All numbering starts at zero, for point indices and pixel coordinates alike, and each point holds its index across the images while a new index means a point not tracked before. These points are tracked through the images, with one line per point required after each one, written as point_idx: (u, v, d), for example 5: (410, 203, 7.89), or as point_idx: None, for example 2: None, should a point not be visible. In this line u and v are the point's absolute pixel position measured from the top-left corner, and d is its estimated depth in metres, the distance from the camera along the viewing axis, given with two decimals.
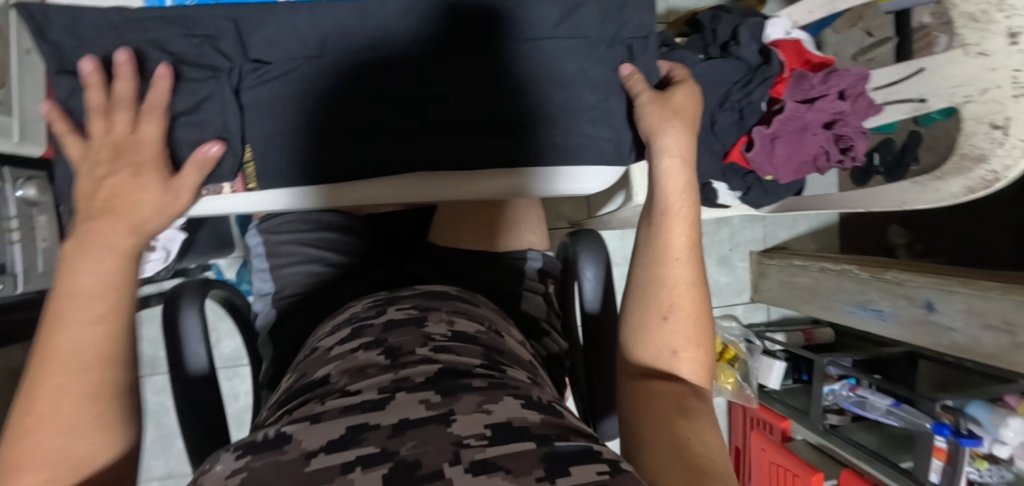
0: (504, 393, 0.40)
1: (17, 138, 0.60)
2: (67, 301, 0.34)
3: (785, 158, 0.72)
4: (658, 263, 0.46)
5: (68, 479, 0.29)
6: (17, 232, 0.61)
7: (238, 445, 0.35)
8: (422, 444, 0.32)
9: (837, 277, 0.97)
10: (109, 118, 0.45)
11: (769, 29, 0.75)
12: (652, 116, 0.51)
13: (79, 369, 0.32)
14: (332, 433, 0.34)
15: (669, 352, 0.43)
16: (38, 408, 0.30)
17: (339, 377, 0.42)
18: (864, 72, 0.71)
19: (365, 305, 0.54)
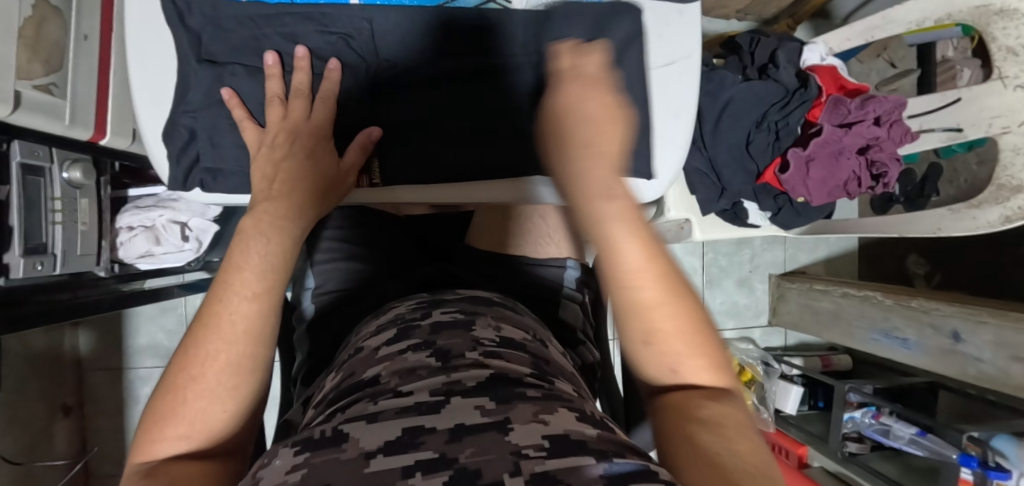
0: (559, 404, 0.34)
1: (68, 121, 0.60)
2: (231, 271, 0.37)
3: (819, 181, 0.72)
4: (616, 288, 0.37)
5: (200, 438, 0.33)
6: (61, 212, 0.61)
7: (296, 441, 0.30)
8: (482, 452, 0.26)
9: (859, 303, 0.97)
10: (286, 105, 0.48)
11: (806, 54, 0.76)
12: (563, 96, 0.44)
13: (230, 342, 0.34)
14: (389, 434, 0.29)
15: (668, 370, 0.37)
16: (192, 369, 0.33)
17: (390, 377, 0.37)
18: (901, 101, 0.71)
19: (409, 306, 0.51)
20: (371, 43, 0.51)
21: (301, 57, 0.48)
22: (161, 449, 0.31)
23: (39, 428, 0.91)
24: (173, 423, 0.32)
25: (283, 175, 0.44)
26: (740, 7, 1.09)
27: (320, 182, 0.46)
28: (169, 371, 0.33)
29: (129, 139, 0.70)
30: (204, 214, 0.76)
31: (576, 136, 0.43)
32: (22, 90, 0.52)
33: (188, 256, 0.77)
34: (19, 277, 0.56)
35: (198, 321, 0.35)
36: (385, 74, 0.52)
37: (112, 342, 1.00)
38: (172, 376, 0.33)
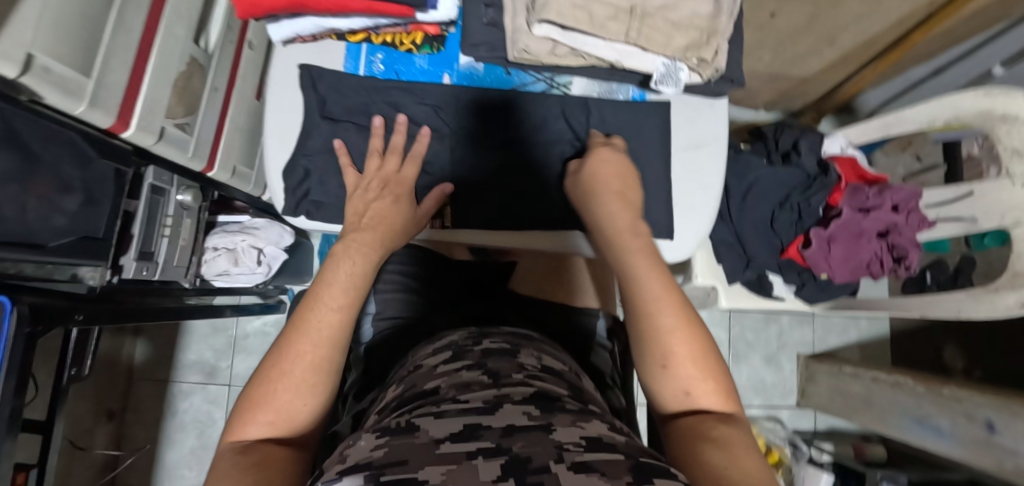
0: (594, 417, 0.39)
1: (190, 154, 0.71)
2: (320, 289, 0.45)
3: (840, 259, 0.77)
4: (640, 315, 0.43)
5: (282, 426, 0.39)
6: (169, 228, 0.72)
7: (374, 429, 0.38)
8: (532, 444, 0.32)
9: (891, 389, 0.97)
10: (382, 158, 0.56)
11: (826, 144, 0.84)
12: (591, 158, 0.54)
13: (314, 346, 0.41)
14: (453, 426, 0.36)
15: (681, 391, 0.41)
16: (284, 363, 0.40)
17: (447, 389, 0.43)
18: (916, 191, 0.76)
19: (461, 335, 0.57)
20: (453, 110, 0.59)
21: (401, 122, 0.56)
22: (251, 431, 0.38)
23: (84, 428, 0.98)
24: (263, 410, 0.39)
25: (377, 210, 0.52)
26: (769, 100, 1.21)
27: (403, 222, 0.53)
28: (263, 369, 0.41)
29: (229, 173, 0.82)
30: (279, 242, 0.89)
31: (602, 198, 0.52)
32: (166, 125, 0.65)
33: (258, 278, 0.89)
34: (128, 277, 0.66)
35: (290, 328, 0.42)
36: (457, 135, 0.59)
37: (166, 354, 1.08)
38: (265, 372, 0.40)
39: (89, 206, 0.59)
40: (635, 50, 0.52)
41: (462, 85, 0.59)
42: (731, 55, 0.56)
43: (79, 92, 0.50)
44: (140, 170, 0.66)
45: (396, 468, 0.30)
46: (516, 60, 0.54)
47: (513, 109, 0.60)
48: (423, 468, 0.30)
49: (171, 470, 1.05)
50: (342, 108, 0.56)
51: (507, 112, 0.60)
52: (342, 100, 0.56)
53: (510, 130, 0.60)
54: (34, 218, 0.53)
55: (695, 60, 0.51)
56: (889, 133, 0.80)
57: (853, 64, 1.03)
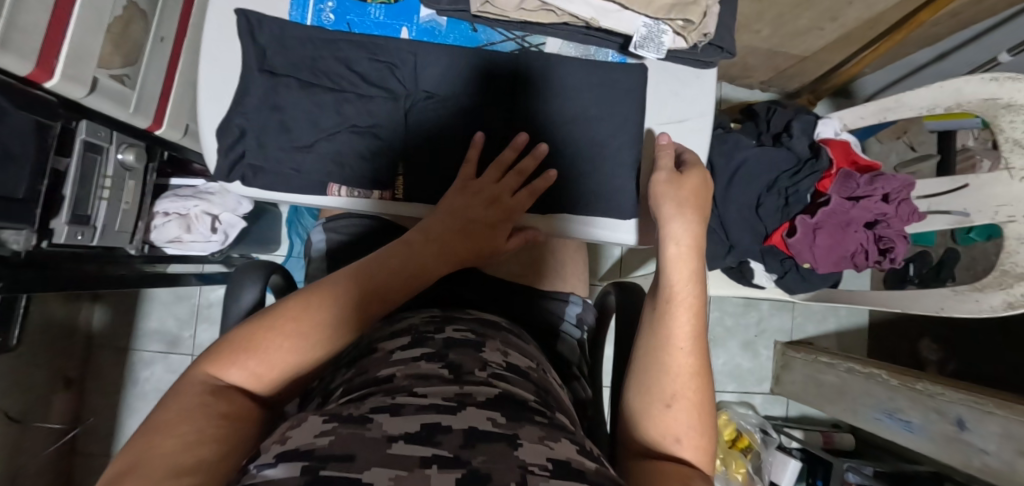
0: (563, 434, 0.36)
1: (133, 109, 0.66)
2: (358, 264, 0.43)
3: (826, 249, 0.74)
4: (663, 349, 0.42)
5: (257, 378, 0.37)
6: (109, 190, 0.66)
7: (323, 413, 0.34)
8: (493, 460, 0.29)
9: (865, 380, 0.95)
10: (498, 174, 0.50)
11: (820, 127, 0.79)
12: (665, 197, 0.48)
13: (331, 320, 0.39)
14: (410, 425, 0.32)
15: (672, 438, 0.39)
16: (295, 325, 0.38)
17: (403, 378, 0.39)
18: (909, 180, 0.73)
19: (421, 318, 0.52)
20: (412, 73, 0.51)
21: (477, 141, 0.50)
22: (231, 373, 0.37)
23: (39, 396, 0.93)
24: (252, 362, 0.37)
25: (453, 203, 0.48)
26: (764, 78, 1.16)
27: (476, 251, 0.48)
28: (267, 317, 0.38)
29: (180, 132, 0.75)
30: (236, 210, 0.81)
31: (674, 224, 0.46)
32: (99, 76, 0.59)
33: (214, 247, 0.82)
34: (60, 242, 0.61)
35: (310, 288, 0.41)
36: (411, 97, 0.51)
37: (125, 320, 1.04)
38: (267, 321, 0.38)
39: (8, 162, 0.53)
40: (613, 7, 0.46)
41: (420, 41, 0.51)
42: (722, 22, 0.51)
43: None
44: (71, 125, 0.60)
45: (339, 465, 0.27)
46: (481, 14, 0.48)
47: (471, 72, 0.51)
48: (369, 470, 0.27)
49: (131, 441, 1.02)
50: (288, 65, 0.50)
51: (466, 76, 0.51)
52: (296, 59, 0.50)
53: (463, 97, 0.51)
54: None
55: (680, 21, 0.46)
56: (886, 118, 0.75)
57: (854, 44, 0.97)
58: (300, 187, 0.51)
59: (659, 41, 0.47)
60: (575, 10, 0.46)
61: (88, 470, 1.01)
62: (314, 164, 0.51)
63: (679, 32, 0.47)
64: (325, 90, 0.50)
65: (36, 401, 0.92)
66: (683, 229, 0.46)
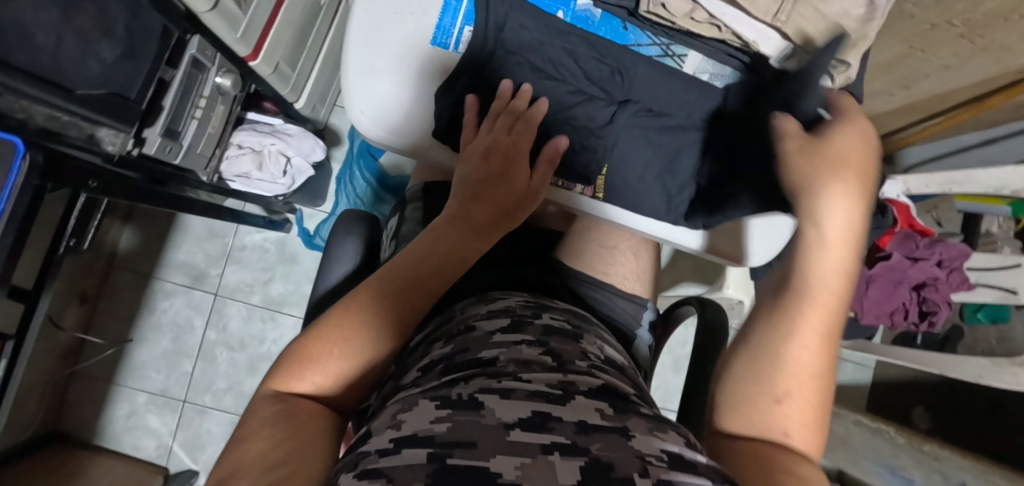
0: (671, 426, 0.33)
1: (239, 34, 0.62)
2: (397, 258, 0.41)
3: (874, 302, 0.77)
4: (783, 337, 0.38)
5: (325, 381, 0.36)
6: (201, 110, 0.65)
7: (432, 396, 0.32)
8: (611, 448, 0.27)
9: (871, 434, 0.99)
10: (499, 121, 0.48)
11: (886, 187, 0.81)
12: (807, 162, 0.41)
13: (370, 311, 0.38)
14: (522, 410, 0.30)
15: (779, 433, 0.36)
16: (337, 322, 0.37)
17: (506, 363, 0.37)
18: (966, 251, 0.76)
19: (518, 302, 0.50)
20: (561, 52, 0.51)
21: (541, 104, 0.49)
22: (299, 386, 0.36)
23: (57, 306, 0.90)
24: (312, 369, 0.36)
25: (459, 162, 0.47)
26: None
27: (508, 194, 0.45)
28: (319, 324, 0.38)
29: (270, 69, 0.72)
30: (308, 156, 0.83)
31: (840, 198, 0.39)
32: None
33: (278, 190, 0.82)
34: (150, 152, 0.59)
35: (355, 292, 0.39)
36: (554, 70, 0.52)
37: (154, 247, 1.01)
38: (319, 327, 0.38)
39: (128, 60, 0.51)
40: (774, 36, 0.49)
41: (575, 25, 0.52)
42: (860, 69, 0.53)
43: None
44: (185, 37, 0.58)
45: (464, 451, 0.26)
46: (646, 15, 0.49)
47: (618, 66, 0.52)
48: (494, 456, 0.26)
49: (139, 369, 0.99)
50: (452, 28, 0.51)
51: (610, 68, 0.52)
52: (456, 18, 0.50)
53: (604, 87, 0.52)
54: (67, 57, 0.46)
55: (833, 61, 0.48)
56: (950, 190, 0.79)
57: (916, 115, 1.02)
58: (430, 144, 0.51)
59: (802, 73, 0.50)
60: (741, 30, 0.48)
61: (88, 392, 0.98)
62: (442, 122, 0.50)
63: (827, 70, 0.49)
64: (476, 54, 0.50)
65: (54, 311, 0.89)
66: (839, 202, 0.39)
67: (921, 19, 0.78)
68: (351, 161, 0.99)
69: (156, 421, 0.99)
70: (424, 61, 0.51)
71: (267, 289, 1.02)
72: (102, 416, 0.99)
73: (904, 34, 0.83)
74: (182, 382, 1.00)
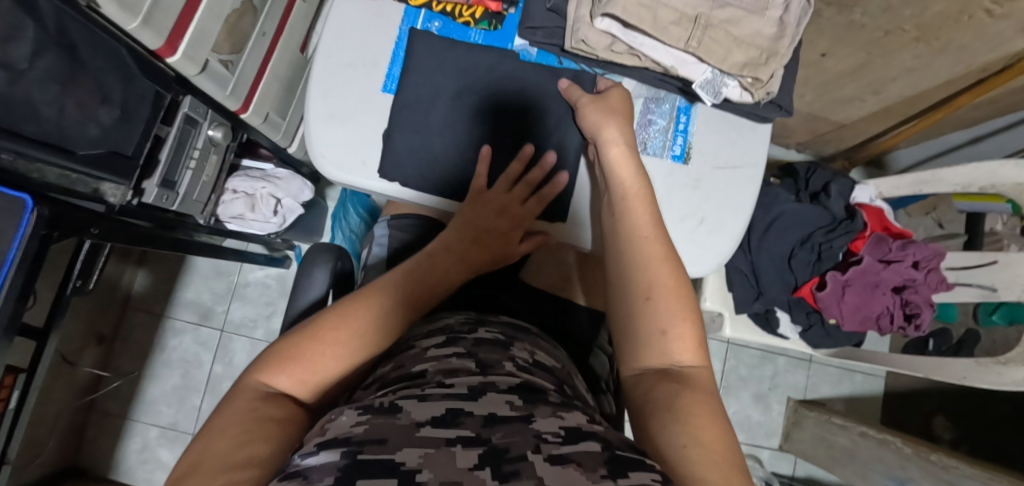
0: (576, 410, 0.38)
1: (228, 92, 0.69)
2: (387, 288, 0.48)
3: (853, 307, 0.77)
4: (629, 246, 0.46)
5: (302, 389, 0.41)
6: (195, 161, 0.72)
7: (358, 405, 0.35)
8: (510, 435, 0.31)
9: (877, 446, 0.95)
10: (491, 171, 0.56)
11: (856, 192, 0.82)
12: (591, 115, 0.53)
13: (358, 329, 0.44)
14: (435, 411, 0.34)
15: (657, 330, 0.43)
16: (331, 335, 0.43)
17: (434, 373, 0.41)
18: (940, 250, 0.76)
19: (458, 320, 0.56)
20: (498, 83, 0.57)
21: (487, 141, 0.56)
22: (278, 380, 0.41)
23: (77, 346, 0.97)
24: (300, 370, 0.41)
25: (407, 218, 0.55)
26: (801, 140, 1.21)
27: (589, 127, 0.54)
28: (319, 332, 0.43)
29: (260, 119, 0.79)
30: (298, 196, 0.91)
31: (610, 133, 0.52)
32: (211, 59, 0.63)
33: (271, 228, 0.89)
34: (147, 201, 0.67)
35: (345, 307, 0.46)
36: (497, 103, 0.57)
37: (165, 288, 1.09)
38: (318, 331, 0.43)
39: (123, 122, 0.58)
40: (691, 59, 0.52)
41: (512, 58, 0.57)
42: (785, 84, 0.56)
43: (150, 16, 0.51)
44: (178, 99, 0.65)
45: (374, 447, 0.29)
46: (572, 50, 0.54)
47: (552, 98, 0.57)
48: (401, 449, 0.28)
49: (151, 403, 1.06)
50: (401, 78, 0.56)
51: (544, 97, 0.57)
52: (412, 68, 0.56)
53: (539, 117, 0.57)
54: (69, 122, 0.53)
55: (749, 78, 0.52)
56: (921, 190, 0.79)
57: (893, 118, 1.03)
58: (396, 183, 0.55)
59: (720, 90, 0.54)
60: (658, 57, 0.53)
61: (105, 427, 1.05)
62: (394, 163, 0.55)
63: (746, 87, 0.53)
64: (423, 92, 0.56)
65: (73, 352, 0.96)
66: (614, 145, 0.52)
67: (874, 27, 0.79)
68: (343, 200, 1.05)
69: (167, 454, 1.05)
70: (374, 101, 0.56)
71: (270, 324, 1.09)
72: (116, 450, 1.05)
73: (861, 43, 0.83)
74: (191, 416, 1.06)
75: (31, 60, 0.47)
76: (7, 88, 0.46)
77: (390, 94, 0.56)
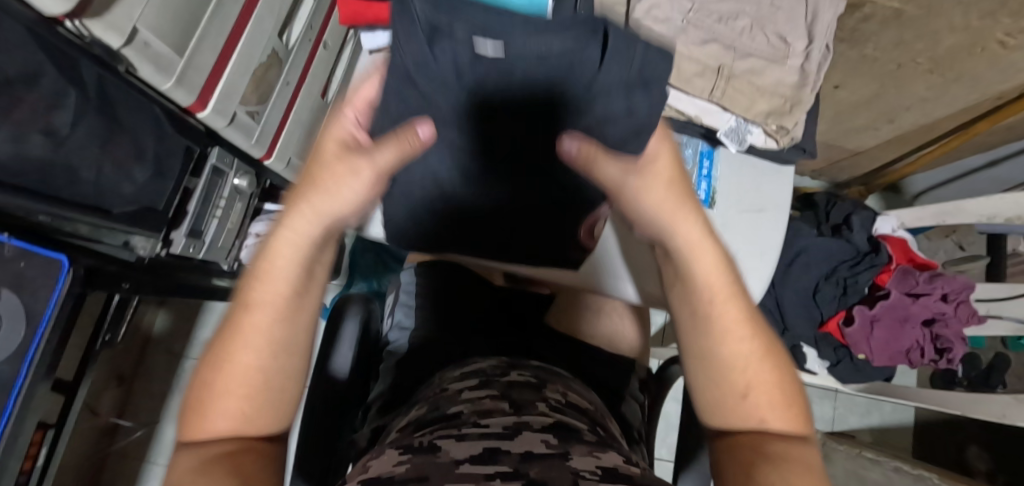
0: (613, 452, 0.35)
1: (252, 141, 0.70)
2: (264, 273, 0.34)
3: (881, 343, 0.75)
4: (693, 295, 0.37)
5: (237, 419, 0.32)
6: (220, 211, 0.73)
7: (396, 448, 0.34)
8: (549, 469, 0.28)
9: (914, 482, 0.93)
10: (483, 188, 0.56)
11: (878, 222, 0.82)
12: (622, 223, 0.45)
13: (258, 350, 0.33)
14: (473, 449, 0.31)
15: (737, 394, 0.36)
16: (226, 367, 0.32)
17: (469, 414, 0.40)
18: (970, 283, 0.74)
19: (490, 364, 0.54)
20: None
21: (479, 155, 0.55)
22: (208, 429, 0.32)
23: None
24: (227, 435, 0.32)
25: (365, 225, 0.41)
26: (815, 167, 1.21)
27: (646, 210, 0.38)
28: (218, 381, 0.32)
29: (283, 164, 0.80)
30: None
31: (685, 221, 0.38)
32: (238, 111, 0.64)
33: None
34: (176, 252, 0.68)
35: (225, 331, 0.33)
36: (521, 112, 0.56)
37: (184, 329, 1.10)
38: (210, 386, 0.32)
39: (155, 178, 0.60)
40: (715, 108, 0.53)
41: None
42: (807, 128, 0.56)
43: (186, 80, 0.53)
44: (206, 150, 0.67)
45: None
46: None
47: None
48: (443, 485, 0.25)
49: (170, 447, 1.05)
50: None
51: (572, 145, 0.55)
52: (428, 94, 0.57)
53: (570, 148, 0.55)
54: (106, 181, 0.54)
55: (773, 126, 0.52)
56: (945, 221, 0.78)
57: (909, 145, 1.03)
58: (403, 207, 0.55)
59: (745, 137, 0.55)
60: (681, 106, 0.53)
61: (123, 472, 1.04)
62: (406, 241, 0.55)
63: (771, 134, 0.53)
64: None
65: None
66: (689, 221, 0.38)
67: (887, 61, 0.79)
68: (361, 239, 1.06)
69: None
70: None
71: None
72: None
73: (875, 76, 0.84)
74: None
75: (72, 125, 0.48)
76: (49, 154, 0.47)
77: None
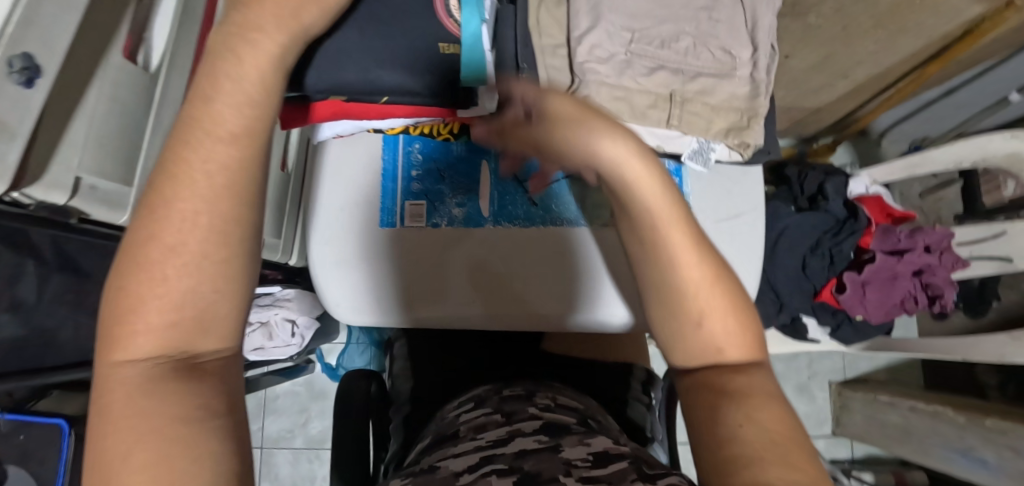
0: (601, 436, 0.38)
1: None
2: (181, 187, 0.25)
3: (876, 302, 0.77)
4: (658, 262, 0.36)
5: (170, 347, 0.25)
6: None
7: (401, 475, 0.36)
8: (543, 461, 0.32)
9: (930, 419, 0.96)
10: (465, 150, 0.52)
11: (852, 185, 0.84)
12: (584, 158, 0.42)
13: (191, 254, 0.25)
14: (473, 459, 0.35)
15: (710, 348, 0.35)
16: (149, 273, 0.24)
17: (465, 430, 0.42)
18: (947, 232, 0.77)
19: (486, 388, 0.54)
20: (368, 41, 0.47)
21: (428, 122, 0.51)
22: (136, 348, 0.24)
23: None
24: (128, 412, 0.23)
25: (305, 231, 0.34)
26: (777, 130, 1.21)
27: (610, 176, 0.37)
28: (121, 321, 0.24)
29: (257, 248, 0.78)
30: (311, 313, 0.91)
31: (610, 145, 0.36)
32: None
33: (293, 349, 0.90)
34: None
35: (127, 265, 0.24)
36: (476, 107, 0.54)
37: None
38: (111, 341, 0.24)
39: None
40: (675, 134, 0.53)
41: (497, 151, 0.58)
42: (767, 129, 0.56)
43: None
44: None
45: None
46: None
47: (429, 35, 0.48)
48: None
49: None
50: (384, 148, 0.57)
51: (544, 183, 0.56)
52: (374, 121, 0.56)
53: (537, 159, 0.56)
54: (84, 333, 0.53)
55: (734, 142, 0.52)
56: (915, 172, 0.79)
57: (867, 93, 1.04)
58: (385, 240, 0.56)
59: (709, 154, 0.55)
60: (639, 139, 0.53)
61: None
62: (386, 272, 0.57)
63: (734, 149, 0.53)
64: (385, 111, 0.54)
65: None
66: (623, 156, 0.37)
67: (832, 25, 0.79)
68: None
69: None
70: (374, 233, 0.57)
71: (308, 430, 1.10)
72: None
73: (822, 40, 0.84)
74: None
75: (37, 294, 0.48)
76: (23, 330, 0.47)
77: (388, 227, 0.57)
